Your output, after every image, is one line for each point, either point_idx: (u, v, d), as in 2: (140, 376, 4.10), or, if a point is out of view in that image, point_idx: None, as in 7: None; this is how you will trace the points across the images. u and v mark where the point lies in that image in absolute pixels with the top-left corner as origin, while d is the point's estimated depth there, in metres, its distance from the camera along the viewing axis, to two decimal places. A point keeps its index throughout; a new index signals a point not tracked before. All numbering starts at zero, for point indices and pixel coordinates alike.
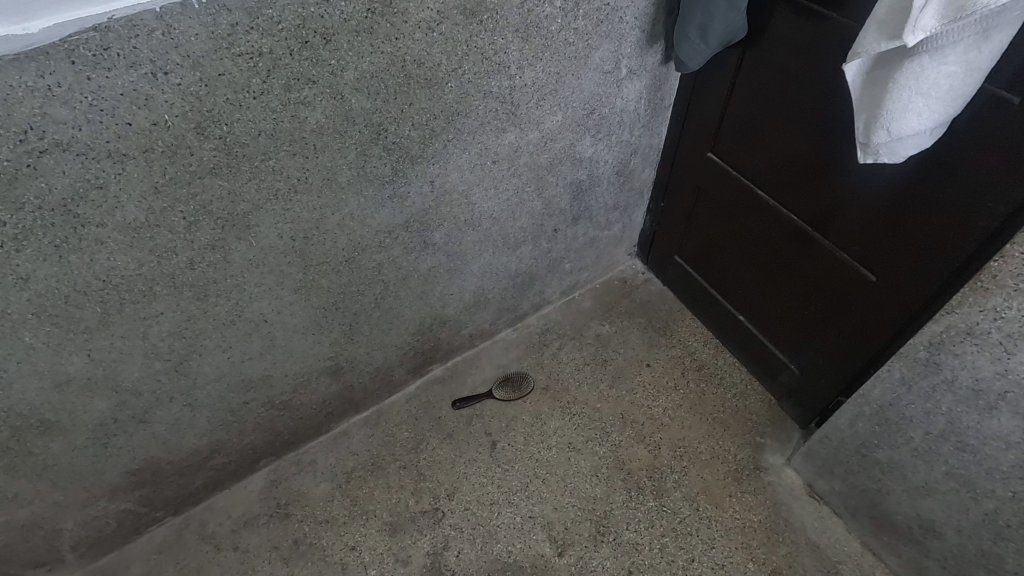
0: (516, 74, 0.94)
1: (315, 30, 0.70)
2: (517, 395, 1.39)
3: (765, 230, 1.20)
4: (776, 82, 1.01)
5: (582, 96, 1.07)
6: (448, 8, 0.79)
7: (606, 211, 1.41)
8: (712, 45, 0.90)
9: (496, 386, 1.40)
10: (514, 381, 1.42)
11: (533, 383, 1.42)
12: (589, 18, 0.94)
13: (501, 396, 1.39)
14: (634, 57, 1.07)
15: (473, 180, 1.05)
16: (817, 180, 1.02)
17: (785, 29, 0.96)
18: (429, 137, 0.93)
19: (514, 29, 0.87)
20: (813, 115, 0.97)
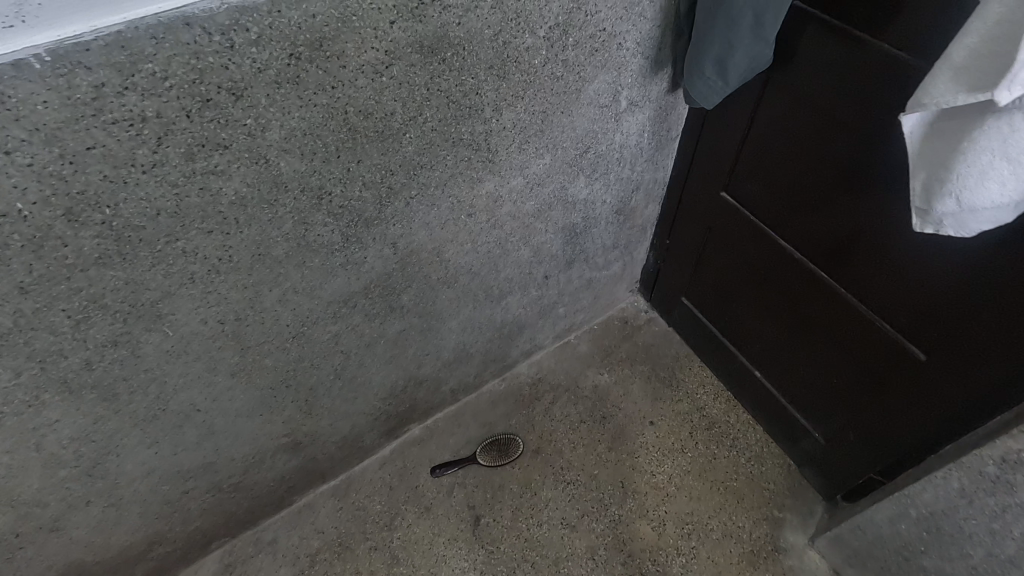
0: (491, 117, 0.77)
1: (220, 84, 0.54)
2: (504, 459, 1.24)
3: (786, 284, 1.03)
4: (805, 119, 0.84)
5: (574, 135, 0.90)
6: (400, 47, 0.62)
7: (604, 251, 1.24)
8: (732, 82, 0.73)
9: (480, 449, 1.25)
10: (501, 443, 1.26)
11: (522, 444, 1.27)
12: (580, 48, 0.77)
13: (485, 461, 1.23)
14: (635, 88, 0.90)
15: (445, 236, 0.89)
16: (854, 237, 0.85)
17: (818, 58, 0.79)
18: (387, 195, 0.76)
19: (487, 66, 0.71)
20: (852, 163, 0.80)
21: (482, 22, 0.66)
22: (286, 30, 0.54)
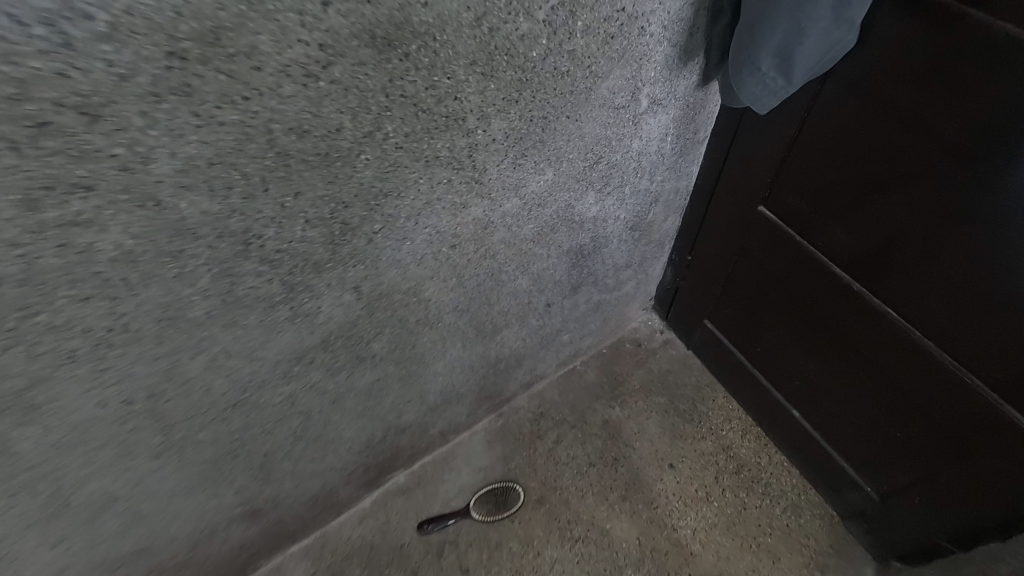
0: (477, 128, 0.59)
1: (61, 101, 0.36)
2: (501, 513, 1.08)
3: (838, 318, 0.85)
4: (875, 122, 0.66)
5: (582, 144, 0.72)
6: (342, 40, 0.44)
7: (616, 271, 1.06)
8: (796, 79, 0.55)
9: (473, 499, 1.09)
10: (497, 491, 1.10)
11: (522, 492, 1.11)
12: (591, 34, 0.59)
13: (479, 516, 1.07)
14: (660, 83, 0.72)
15: (422, 273, 0.72)
16: (937, 271, 0.68)
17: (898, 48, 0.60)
18: (340, 232, 0.58)
19: (469, 62, 0.53)
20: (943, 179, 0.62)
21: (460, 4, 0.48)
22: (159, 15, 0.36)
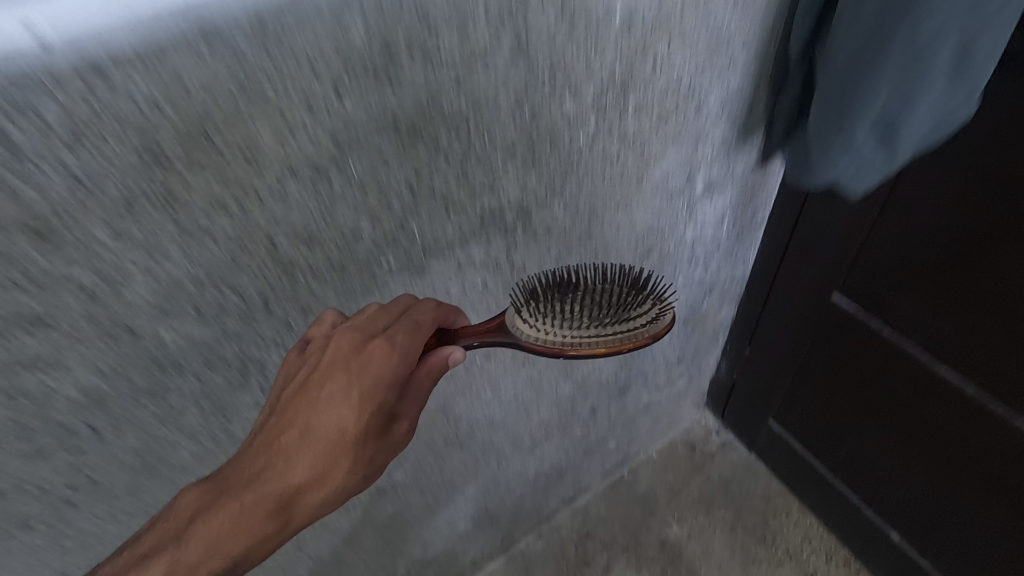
0: (516, 226, 0.51)
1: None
2: (601, 319, 0.48)
3: (932, 423, 0.72)
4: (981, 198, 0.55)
5: (634, 236, 0.63)
6: (353, 137, 0.37)
7: (667, 367, 0.94)
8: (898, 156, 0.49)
9: (521, 303, 0.49)
10: (593, 294, 0.49)
11: (664, 300, 0.52)
12: (647, 113, 0.52)
13: (530, 329, 0.48)
14: (718, 164, 0.64)
15: (451, 373, 0.59)
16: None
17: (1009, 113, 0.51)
18: (181, 150, 0.31)
19: (508, 156, 0.45)
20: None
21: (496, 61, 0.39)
22: (119, 65, 0.27)
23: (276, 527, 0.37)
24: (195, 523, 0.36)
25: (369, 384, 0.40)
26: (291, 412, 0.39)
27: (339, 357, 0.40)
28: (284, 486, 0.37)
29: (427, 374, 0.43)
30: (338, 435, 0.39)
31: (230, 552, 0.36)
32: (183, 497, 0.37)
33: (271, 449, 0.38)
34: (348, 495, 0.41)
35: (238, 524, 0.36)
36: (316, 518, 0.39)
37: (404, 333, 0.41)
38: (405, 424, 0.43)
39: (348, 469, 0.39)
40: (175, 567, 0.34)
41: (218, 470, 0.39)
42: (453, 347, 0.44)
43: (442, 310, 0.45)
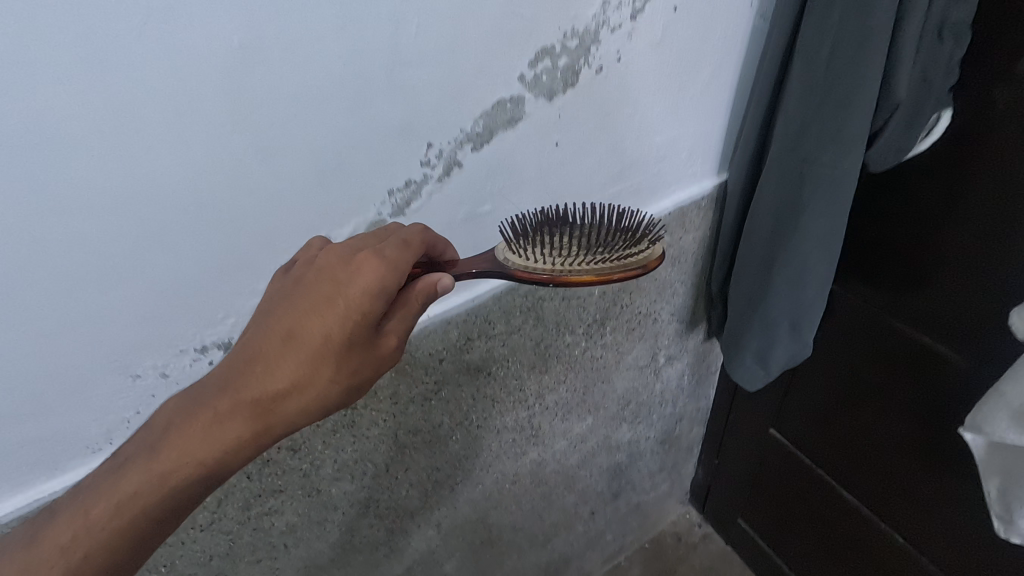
0: (534, 403, 0.78)
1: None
2: (589, 249, 0.52)
3: (835, 522, 0.98)
4: (836, 376, 0.84)
5: (615, 395, 0.90)
6: (446, 376, 0.65)
7: (652, 475, 1.18)
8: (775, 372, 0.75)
9: (511, 240, 0.53)
10: (584, 233, 0.53)
11: (655, 237, 0.55)
12: (618, 329, 0.81)
13: (521, 259, 0.51)
14: (673, 344, 0.92)
15: (487, 496, 0.85)
16: (962, 504, 0.75)
17: (840, 328, 0.80)
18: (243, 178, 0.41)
19: (529, 368, 0.74)
20: (927, 423, 0.74)
21: (522, 327, 0.69)
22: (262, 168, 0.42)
23: (252, 429, 0.43)
24: (178, 427, 0.41)
25: (354, 302, 0.44)
26: (282, 313, 0.44)
27: (334, 259, 0.44)
28: (264, 392, 0.43)
29: (419, 297, 0.47)
30: (316, 335, 0.44)
31: (203, 456, 0.41)
32: (165, 409, 0.42)
33: (254, 363, 0.43)
34: (329, 406, 0.46)
35: (225, 417, 0.42)
36: (294, 427, 0.45)
37: (393, 278, 0.44)
38: (393, 337, 0.47)
39: (331, 373, 0.45)
40: (161, 475, 0.41)
41: (200, 380, 0.43)
42: (444, 275, 0.47)
43: (429, 233, 0.49)
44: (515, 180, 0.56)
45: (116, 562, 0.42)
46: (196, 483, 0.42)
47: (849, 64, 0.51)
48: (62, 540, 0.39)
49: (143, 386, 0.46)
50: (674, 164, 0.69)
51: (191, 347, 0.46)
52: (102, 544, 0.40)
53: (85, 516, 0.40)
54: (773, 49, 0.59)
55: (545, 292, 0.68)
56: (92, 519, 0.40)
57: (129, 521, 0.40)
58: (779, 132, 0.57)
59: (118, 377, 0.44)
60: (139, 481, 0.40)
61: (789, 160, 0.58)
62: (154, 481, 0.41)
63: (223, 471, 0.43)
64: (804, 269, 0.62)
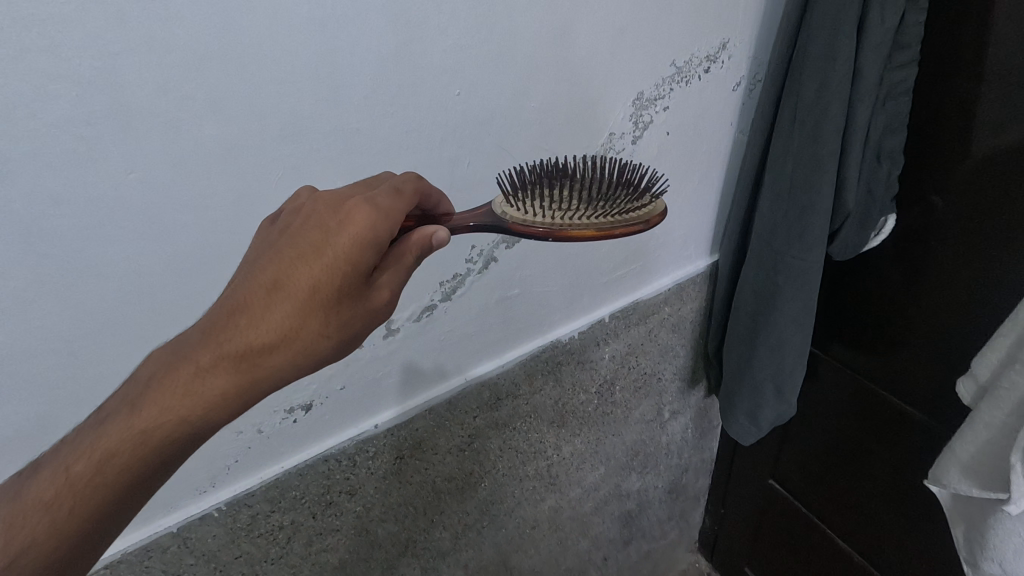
0: (553, 453, 0.88)
1: (328, 474, 0.64)
2: (590, 202, 0.53)
3: (833, 567, 1.05)
4: (833, 421, 0.95)
5: (625, 446, 0.99)
6: (479, 429, 0.76)
7: (660, 523, 1.25)
8: (765, 426, 0.88)
9: (511, 195, 0.54)
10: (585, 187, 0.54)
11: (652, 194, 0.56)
12: (627, 387, 0.91)
13: (522, 215, 0.53)
14: (676, 400, 1.02)
15: (509, 539, 0.93)
16: (934, 549, 0.84)
17: (834, 377, 0.92)
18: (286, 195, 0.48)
19: (549, 422, 0.84)
20: (902, 471, 0.85)
21: (542, 387, 0.80)
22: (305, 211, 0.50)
23: (236, 382, 0.40)
24: (161, 381, 0.39)
25: (343, 251, 0.43)
26: (267, 263, 0.43)
27: (324, 211, 0.44)
28: (247, 344, 0.41)
29: (413, 248, 0.47)
30: (302, 285, 0.43)
31: (187, 410, 0.39)
32: (149, 364, 0.41)
33: (238, 313, 0.41)
34: (319, 359, 0.44)
35: (208, 369, 0.40)
36: (281, 383, 0.43)
37: (383, 227, 0.44)
38: (384, 290, 0.46)
39: (320, 325, 0.43)
40: (140, 433, 0.38)
41: (183, 335, 0.42)
42: (439, 228, 0.48)
43: (422, 183, 0.49)
44: (539, 267, 0.69)
45: (96, 529, 0.38)
46: (179, 441, 0.39)
47: (806, 186, 0.65)
48: (46, 495, 0.36)
49: (243, 439, 0.57)
50: (670, 247, 0.82)
51: (282, 408, 0.58)
52: (77, 509, 0.37)
53: (61, 476, 0.37)
54: (753, 162, 0.74)
55: (563, 357, 0.79)
56: (65, 483, 0.36)
57: (106, 482, 0.37)
58: (759, 230, 0.72)
59: (227, 432, 0.56)
60: (115, 438, 0.37)
61: (767, 252, 0.72)
62: (131, 438, 0.38)
63: (209, 429, 0.41)
64: (783, 339, 0.76)
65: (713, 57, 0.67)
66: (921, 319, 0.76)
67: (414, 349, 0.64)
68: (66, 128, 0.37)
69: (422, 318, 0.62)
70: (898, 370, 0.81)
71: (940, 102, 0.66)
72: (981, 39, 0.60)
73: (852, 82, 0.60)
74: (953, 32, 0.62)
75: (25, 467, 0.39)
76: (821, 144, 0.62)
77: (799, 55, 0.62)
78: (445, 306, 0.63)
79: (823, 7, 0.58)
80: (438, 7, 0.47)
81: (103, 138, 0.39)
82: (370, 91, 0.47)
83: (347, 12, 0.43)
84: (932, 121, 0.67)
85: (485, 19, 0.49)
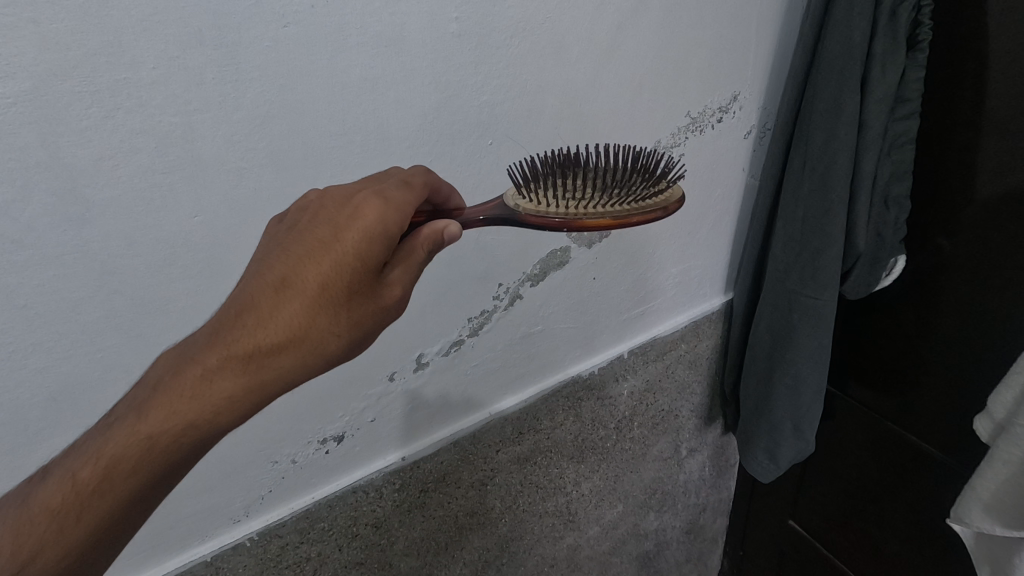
0: (573, 489, 0.89)
1: (356, 506, 0.66)
2: (605, 190, 0.51)
3: None
4: (852, 460, 0.95)
5: (643, 484, 1.00)
6: (503, 463, 0.78)
7: (679, 566, 1.22)
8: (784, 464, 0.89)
9: (522, 187, 0.53)
10: (599, 176, 0.53)
11: (669, 181, 0.54)
12: (645, 424, 0.93)
13: (535, 206, 0.51)
14: (693, 437, 1.03)
15: None
16: None
17: (851, 415, 0.92)
18: None
19: (569, 456, 0.85)
20: (925, 511, 0.85)
21: (563, 422, 0.81)
22: None
23: (245, 385, 0.38)
24: (166, 386, 0.37)
25: (352, 246, 0.41)
26: (276, 261, 0.41)
27: (334, 208, 0.42)
28: (255, 345, 0.39)
29: (424, 244, 0.43)
30: (311, 282, 0.40)
31: (193, 415, 0.37)
32: (156, 369, 0.39)
33: (244, 314, 0.39)
34: (330, 360, 0.42)
35: (215, 373, 0.38)
36: (290, 386, 0.40)
37: (395, 221, 0.42)
38: (398, 286, 0.43)
39: (330, 323, 0.41)
40: (145, 439, 0.36)
41: (191, 339, 0.40)
42: (450, 223, 0.45)
43: (431, 176, 0.48)
44: (560, 305, 0.71)
45: (104, 540, 0.36)
46: (187, 448, 0.37)
47: (817, 229, 0.68)
48: (53, 503, 0.35)
49: (277, 470, 0.59)
50: (686, 286, 0.85)
51: (316, 439, 0.59)
52: (86, 518, 0.35)
53: (68, 482, 0.35)
54: (765, 206, 0.78)
55: (583, 392, 0.81)
56: (72, 491, 0.35)
57: (113, 490, 0.35)
58: (772, 270, 0.75)
59: (263, 463, 0.57)
60: (120, 445, 0.35)
61: (782, 292, 0.75)
62: (136, 446, 0.36)
63: (218, 434, 0.38)
64: (799, 377, 0.78)
65: (725, 109, 0.72)
66: (934, 357, 0.77)
67: (442, 382, 0.66)
68: (146, 177, 0.41)
69: (450, 352, 0.65)
70: (915, 408, 0.82)
71: (941, 150, 0.69)
72: (979, 93, 0.64)
73: (858, 132, 0.63)
74: (951, 86, 0.66)
75: (34, 476, 0.37)
76: (830, 190, 0.66)
77: (806, 106, 0.66)
78: (473, 341, 0.66)
79: (828, 65, 0.62)
80: (475, 67, 0.51)
81: (177, 186, 0.42)
82: (412, 142, 0.51)
83: (395, 73, 0.47)
84: (936, 167, 0.70)
85: (517, 77, 0.54)
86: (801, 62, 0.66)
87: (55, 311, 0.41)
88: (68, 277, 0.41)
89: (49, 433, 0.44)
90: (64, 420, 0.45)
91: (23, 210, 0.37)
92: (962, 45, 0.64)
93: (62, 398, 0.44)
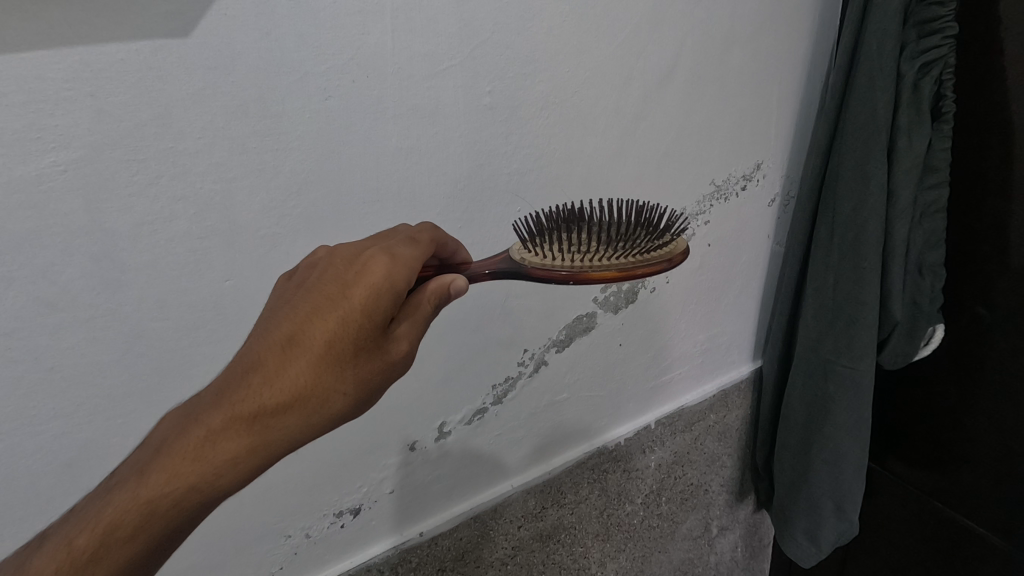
0: (598, 569, 0.83)
1: None
2: (612, 243, 0.50)
3: None
4: (897, 542, 0.88)
5: (672, 566, 0.93)
6: (524, 540, 0.73)
7: None
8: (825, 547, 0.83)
9: (527, 241, 0.52)
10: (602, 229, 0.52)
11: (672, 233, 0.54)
12: (673, 499, 0.88)
13: (541, 259, 0.50)
14: (724, 514, 0.97)
15: None
16: None
17: (894, 493, 0.87)
18: None
19: (594, 534, 0.80)
20: None
21: (588, 496, 0.77)
22: None
23: (248, 446, 0.36)
24: (169, 447, 0.35)
25: (359, 302, 0.39)
26: (284, 318, 0.39)
27: (342, 265, 0.42)
28: (260, 405, 0.37)
29: (431, 298, 0.43)
30: (318, 338, 0.38)
31: (193, 479, 0.34)
32: (160, 430, 0.37)
33: (250, 373, 0.37)
34: (335, 419, 0.40)
35: (218, 433, 0.36)
36: (295, 448, 0.38)
37: (403, 277, 0.41)
38: (404, 342, 0.42)
39: (337, 381, 0.39)
40: (144, 504, 0.33)
41: (196, 398, 0.39)
42: (456, 277, 0.45)
43: (437, 233, 0.47)
44: (584, 372, 0.70)
45: None
46: (185, 515, 0.35)
47: (850, 296, 0.67)
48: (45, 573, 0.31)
49: (290, 545, 0.55)
50: (714, 353, 0.83)
51: (332, 511, 0.57)
52: None
53: (63, 551, 0.32)
54: (792, 272, 0.77)
55: (608, 464, 0.78)
56: (65, 560, 0.32)
57: (108, 559, 0.32)
58: (803, 338, 0.74)
59: (276, 537, 0.54)
60: (117, 509, 0.33)
61: (816, 360, 0.73)
62: (135, 512, 0.33)
63: (218, 499, 0.36)
64: (838, 452, 0.74)
65: (748, 177, 0.72)
66: (980, 433, 0.73)
67: (462, 453, 0.64)
68: (182, 242, 0.41)
69: (473, 421, 0.63)
70: (964, 488, 0.77)
71: (971, 219, 0.69)
72: (1006, 164, 0.64)
73: (888, 201, 0.63)
74: (976, 157, 0.66)
75: (28, 544, 0.35)
76: (861, 257, 0.65)
77: (833, 175, 0.66)
78: (496, 409, 0.64)
79: (852, 135, 0.63)
80: (507, 136, 0.52)
81: (212, 251, 0.42)
82: (443, 209, 0.52)
83: (430, 144, 0.49)
84: (966, 236, 0.69)
85: (546, 146, 0.55)
86: (823, 135, 0.67)
87: (80, 374, 0.41)
88: (96, 339, 0.40)
89: (60, 501, 0.43)
90: (76, 488, 0.43)
91: (60, 274, 0.38)
92: (984, 118, 0.65)
93: (77, 464, 0.43)
